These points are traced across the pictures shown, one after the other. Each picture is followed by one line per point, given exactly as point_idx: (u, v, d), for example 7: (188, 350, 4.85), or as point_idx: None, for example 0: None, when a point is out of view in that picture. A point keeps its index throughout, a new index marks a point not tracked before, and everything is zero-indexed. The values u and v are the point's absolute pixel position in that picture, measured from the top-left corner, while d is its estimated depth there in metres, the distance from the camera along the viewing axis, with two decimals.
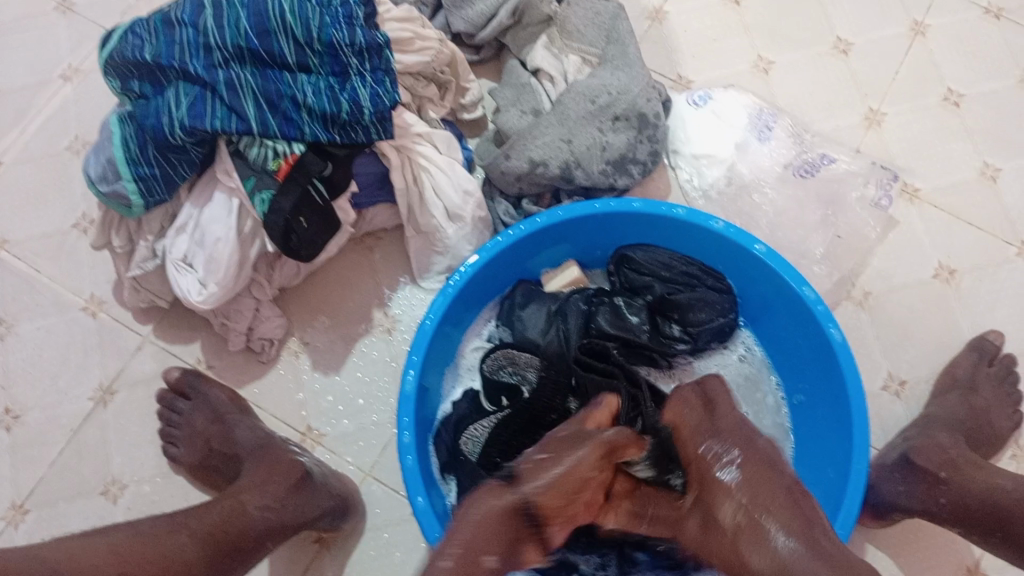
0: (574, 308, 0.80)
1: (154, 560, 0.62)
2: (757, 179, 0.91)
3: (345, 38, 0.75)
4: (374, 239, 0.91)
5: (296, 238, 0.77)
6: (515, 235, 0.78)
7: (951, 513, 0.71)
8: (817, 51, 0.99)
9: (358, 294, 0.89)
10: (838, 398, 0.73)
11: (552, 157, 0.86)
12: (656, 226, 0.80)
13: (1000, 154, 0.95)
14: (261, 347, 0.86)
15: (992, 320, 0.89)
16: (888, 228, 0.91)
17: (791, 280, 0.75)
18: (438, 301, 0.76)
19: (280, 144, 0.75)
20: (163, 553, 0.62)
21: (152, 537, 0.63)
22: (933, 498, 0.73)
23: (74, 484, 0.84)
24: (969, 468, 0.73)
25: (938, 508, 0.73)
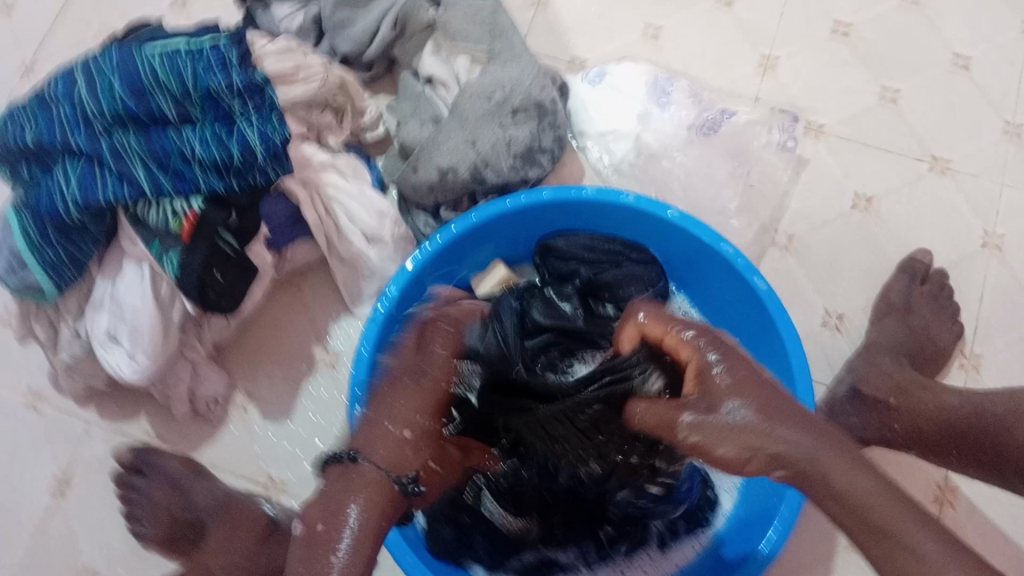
0: (506, 305, 0.80)
1: None
2: (664, 147, 0.92)
3: (220, 83, 0.73)
4: (302, 277, 0.90)
5: (211, 295, 0.76)
6: (434, 247, 0.77)
7: (909, 437, 0.74)
8: (703, 7, 0.99)
9: (296, 334, 0.89)
10: (775, 346, 0.74)
11: (456, 163, 0.86)
12: (572, 210, 0.81)
13: (897, 75, 0.96)
14: (207, 408, 0.85)
15: (917, 239, 0.90)
16: (801, 169, 0.92)
17: (709, 238, 0.76)
18: (370, 328, 0.75)
19: (178, 202, 0.74)
20: None
21: None
22: (887, 425, 0.75)
23: None
24: (915, 390, 0.75)
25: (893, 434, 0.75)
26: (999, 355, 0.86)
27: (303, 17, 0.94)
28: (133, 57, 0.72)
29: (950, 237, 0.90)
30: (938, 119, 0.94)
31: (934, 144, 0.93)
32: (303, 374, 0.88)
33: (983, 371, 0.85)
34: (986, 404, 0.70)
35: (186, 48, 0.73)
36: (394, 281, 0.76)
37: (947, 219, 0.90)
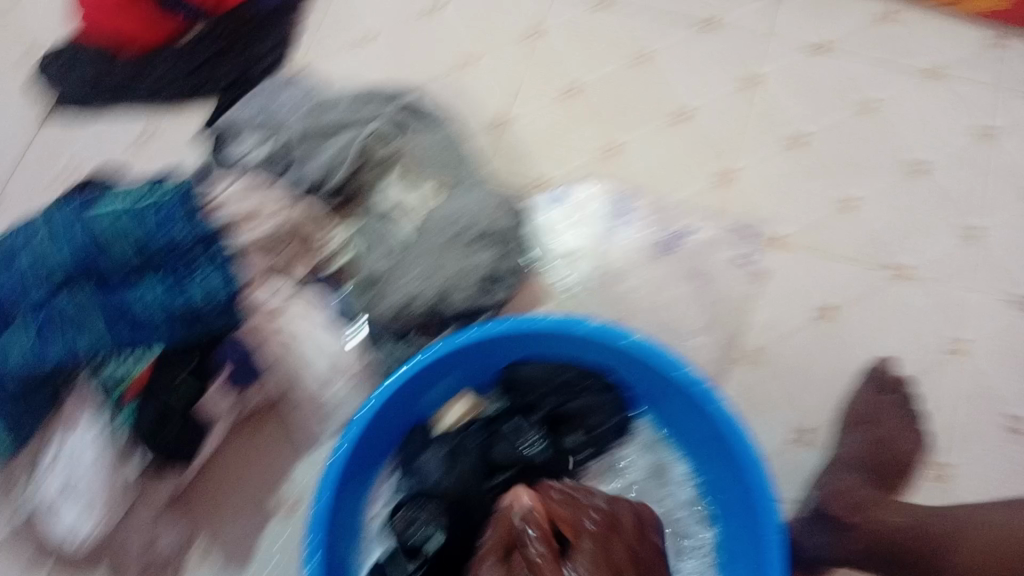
0: (467, 442, 0.80)
1: None
2: (629, 267, 0.91)
3: (176, 238, 0.81)
4: (262, 414, 0.90)
5: (166, 445, 0.81)
6: (394, 383, 0.76)
7: (866, 557, 0.73)
8: (659, 123, 1.02)
9: (262, 471, 0.87)
10: (741, 475, 0.72)
11: (417, 293, 0.84)
12: (533, 340, 0.80)
13: (855, 184, 0.98)
14: (168, 549, 0.83)
15: (882, 349, 0.90)
16: (762, 281, 0.93)
17: (670, 365, 0.75)
18: (327, 472, 0.72)
19: (133, 353, 0.79)
20: None
21: None
22: (845, 544, 0.74)
23: None
24: (872, 507, 0.74)
25: (861, 555, 0.73)
26: (975, 466, 0.84)
27: (266, 150, 0.94)
28: (93, 218, 0.80)
29: (917, 345, 0.90)
30: (896, 225, 0.95)
31: (896, 250, 0.94)
32: (266, 509, 0.86)
33: (960, 486, 0.83)
34: (929, 525, 0.71)
35: (144, 206, 0.82)
36: (351, 425, 0.74)
37: (910, 330, 0.90)
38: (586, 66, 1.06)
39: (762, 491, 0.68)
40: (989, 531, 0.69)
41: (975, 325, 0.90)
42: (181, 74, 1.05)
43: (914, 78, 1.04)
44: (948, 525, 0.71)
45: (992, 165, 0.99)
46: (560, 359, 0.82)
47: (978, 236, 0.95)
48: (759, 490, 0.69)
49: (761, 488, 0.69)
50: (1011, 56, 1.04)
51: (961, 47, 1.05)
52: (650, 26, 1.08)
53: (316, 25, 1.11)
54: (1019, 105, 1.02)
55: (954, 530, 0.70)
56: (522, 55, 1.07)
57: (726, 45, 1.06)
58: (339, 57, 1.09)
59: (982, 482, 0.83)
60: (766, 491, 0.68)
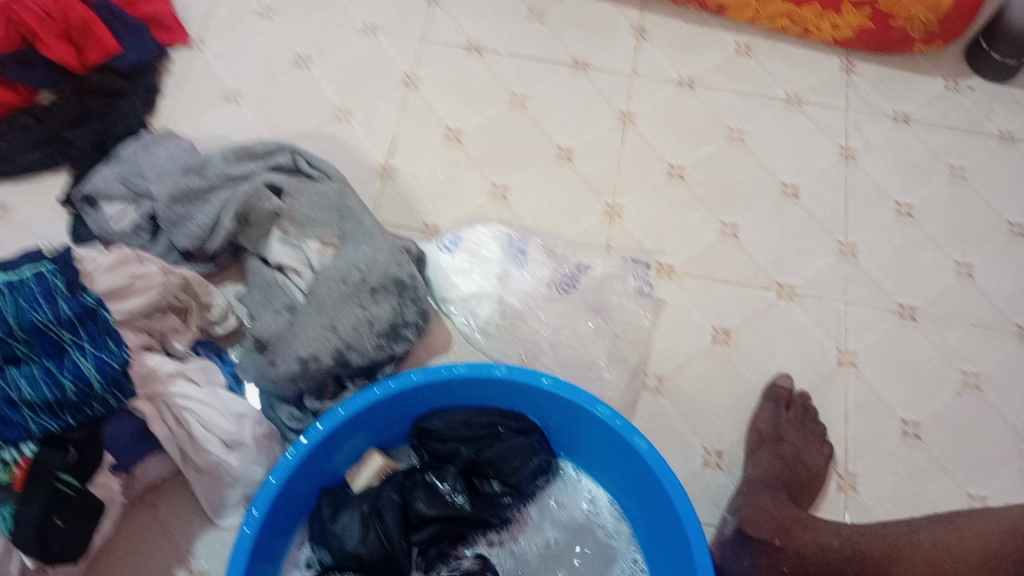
0: (386, 500, 0.76)
1: None
2: (528, 307, 0.91)
3: (49, 317, 0.70)
4: (157, 491, 0.84)
5: (54, 546, 0.68)
6: (300, 450, 0.73)
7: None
8: (544, 163, 1.03)
9: (157, 555, 0.81)
10: (662, 502, 0.74)
11: (315, 351, 0.83)
12: (443, 388, 0.78)
13: (733, 211, 1.01)
14: None
15: (777, 364, 0.92)
16: (658, 310, 0.94)
17: (586, 401, 0.76)
18: (237, 552, 0.69)
19: (6, 451, 0.69)
20: None
21: None
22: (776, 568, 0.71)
23: None
24: (796, 528, 0.73)
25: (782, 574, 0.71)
26: (872, 470, 0.87)
27: (136, 215, 0.92)
28: None
29: (808, 360, 0.93)
30: (778, 244, 1.00)
31: (777, 271, 0.98)
32: None
33: (860, 490, 0.86)
34: (864, 544, 0.71)
35: (8, 282, 0.71)
36: (258, 498, 0.70)
37: (801, 343, 0.94)
38: (464, 111, 1.06)
39: (686, 512, 0.70)
40: (929, 549, 0.70)
41: (858, 334, 0.95)
42: (37, 141, 0.98)
43: (780, 106, 1.09)
44: (883, 545, 0.71)
45: (855, 183, 1.05)
46: (473, 405, 0.81)
47: (851, 253, 1.00)
48: (683, 513, 0.70)
49: (685, 509, 0.70)
50: (858, 82, 1.12)
51: (813, 77, 1.12)
52: (523, 70, 1.09)
53: (183, 85, 1.07)
54: (870, 126, 1.09)
55: (889, 551, 0.70)
56: (401, 103, 1.07)
57: (597, 85, 1.09)
58: (211, 113, 1.05)
59: (881, 485, 0.87)
60: (690, 513, 0.70)
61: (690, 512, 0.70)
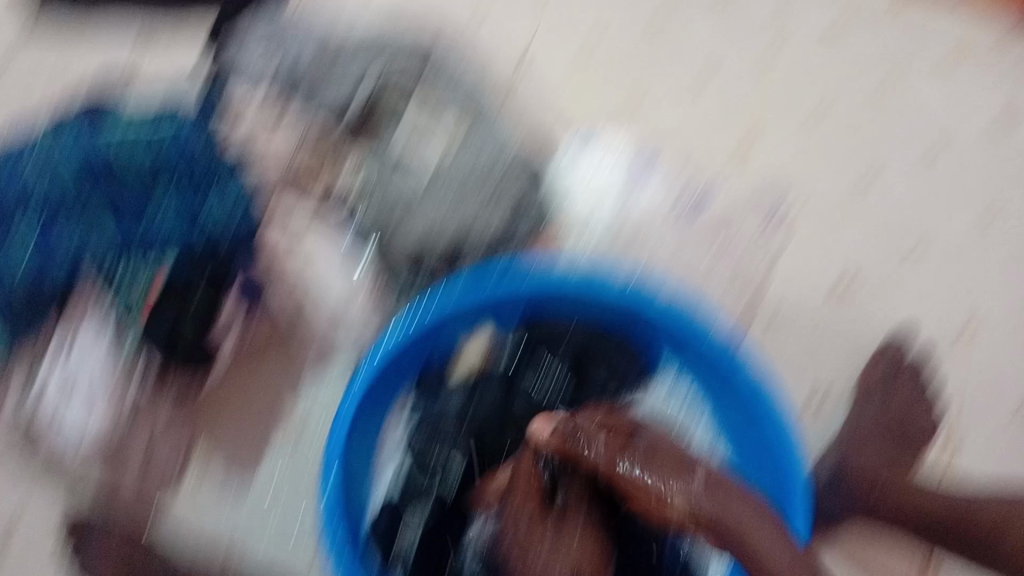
0: (490, 383, 0.74)
1: None
2: (645, 221, 0.87)
3: (189, 155, 0.76)
4: (253, 334, 0.81)
5: (177, 354, 0.74)
6: (418, 321, 0.69)
7: (890, 516, 0.74)
8: (682, 70, 0.94)
9: (236, 405, 0.78)
10: (762, 445, 0.69)
11: (431, 226, 0.77)
12: (556, 300, 0.73)
13: (884, 151, 0.92)
14: (128, 481, 0.74)
15: (900, 319, 0.86)
16: (783, 242, 0.87)
17: (698, 333, 0.71)
18: (347, 401, 0.65)
19: (142, 270, 0.73)
20: None
21: None
22: (868, 503, 0.75)
23: None
24: (892, 485, 0.74)
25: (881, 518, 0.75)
26: (980, 443, 0.82)
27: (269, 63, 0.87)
28: (106, 129, 0.75)
29: (934, 320, 0.86)
30: (922, 193, 0.90)
31: (921, 223, 0.89)
32: (239, 446, 0.79)
33: (963, 460, 0.82)
34: (982, 507, 0.70)
35: (154, 121, 0.76)
36: (373, 359, 0.67)
37: (929, 300, 0.87)
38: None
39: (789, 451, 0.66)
40: None
41: (991, 300, 0.87)
42: None
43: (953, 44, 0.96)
44: (993, 517, 0.69)
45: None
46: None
47: (998, 213, 0.90)
48: (786, 452, 0.66)
49: (788, 448, 0.66)
50: None
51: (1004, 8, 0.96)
52: None
53: None
54: None
55: (1005, 515, 0.69)
56: None
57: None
58: None
59: (987, 460, 0.82)
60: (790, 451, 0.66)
61: (793, 454, 0.66)
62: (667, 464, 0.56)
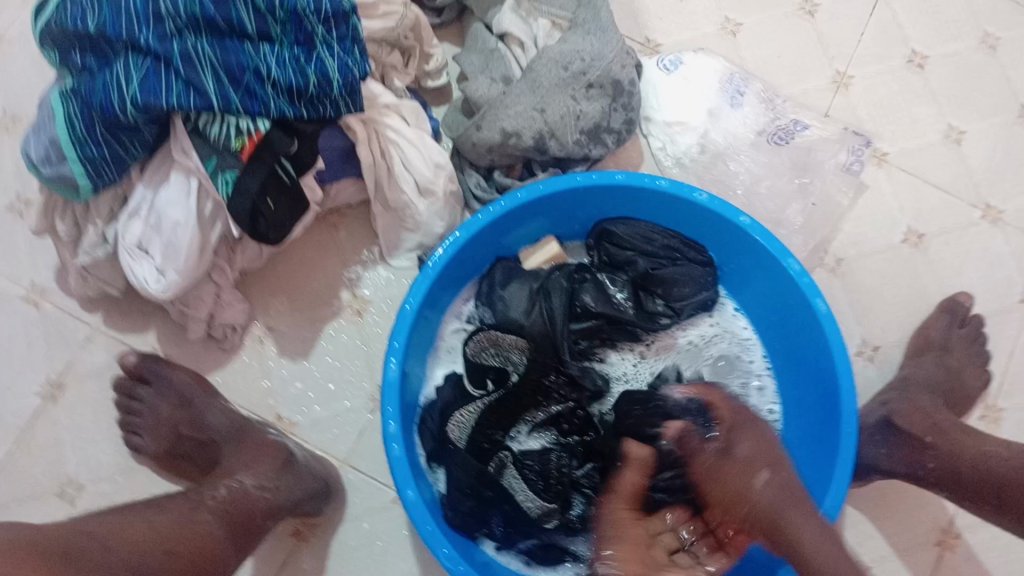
0: (558, 285, 0.78)
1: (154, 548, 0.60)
2: (731, 147, 0.90)
3: (310, 6, 0.70)
4: (339, 215, 0.89)
5: (263, 222, 0.74)
6: (491, 214, 0.75)
7: (935, 477, 0.70)
8: (785, 11, 0.96)
9: (322, 275, 0.87)
10: (821, 368, 0.74)
11: (520, 129, 0.83)
12: (639, 200, 0.78)
13: (966, 116, 0.95)
14: (223, 334, 0.84)
15: (959, 283, 0.90)
16: (858, 194, 0.91)
17: (777, 254, 0.74)
18: (419, 281, 0.74)
19: (243, 121, 0.70)
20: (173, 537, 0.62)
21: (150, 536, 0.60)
22: (919, 461, 0.71)
23: (36, 481, 0.82)
24: (956, 432, 0.71)
25: (926, 473, 0.71)
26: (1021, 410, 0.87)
27: None
28: None
29: (992, 287, 0.90)
30: (1000, 164, 0.93)
31: (991, 192, 0.93)
32: (322, 314, 0.86)
33: (1001, 423, 0.86)
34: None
35: None
36: (444, 248, 0.74)
37: (991, 266, 0.91)
38: None
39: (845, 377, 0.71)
40: None
41: None
42: None
43: None
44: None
45: None
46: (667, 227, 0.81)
47: None
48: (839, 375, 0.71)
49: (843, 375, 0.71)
50: None
51: None
52: None
53: None
54: None
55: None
56: None
57: None
58: None
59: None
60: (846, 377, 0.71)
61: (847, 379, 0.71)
62: (735, 475, 0.62)
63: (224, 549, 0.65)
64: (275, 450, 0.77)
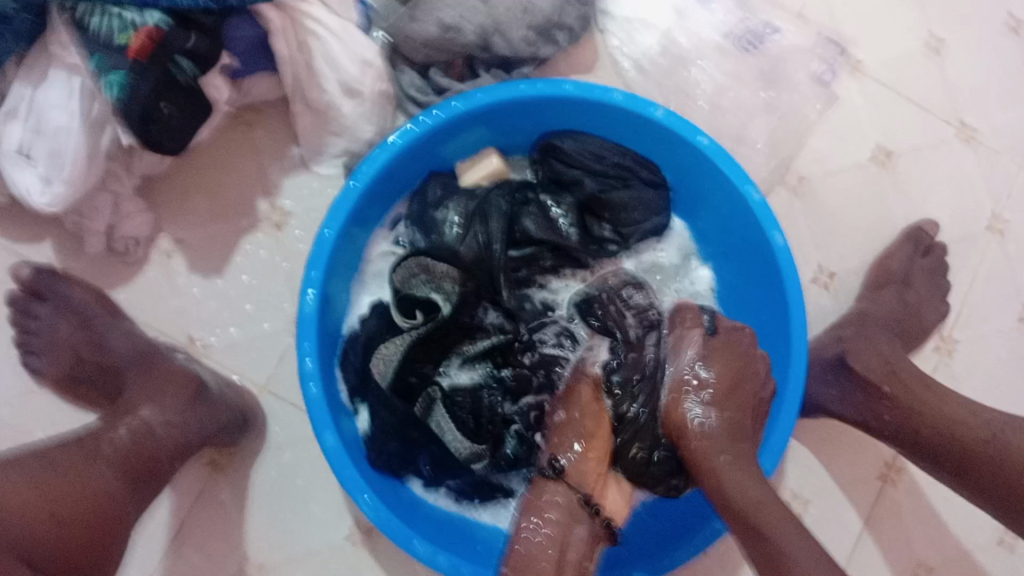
0: (496, 205, 0.72)
1: (78, 501, 0.60)
2: (696, 51, 0.82)
3: None
4: (255, 113, 0.79)
5: (157, 130, 0.63)
6: (425, 124, 0.67)
7: (891, 429, 0.69)
8: None
9: (236, 182, 0.79)
10: (775, 303, 0.69)
11: (461, 23, 0.74)
12: (589, 112, 0.71)
13: (949, 21, 0.87)
14: (126, 248, 0.76)
15: (925, 208, 0.85)
16: (828, 105, 0.84)
17: (736, 179, 0.68)
18: (340, 200, 0.66)
19: (129, 12, 0.60)
20: (88, 493, 0.61)
21: (68, 470, 0.61)
22: (874, 410, 0.70)
23: None
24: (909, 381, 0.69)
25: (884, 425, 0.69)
26: (974, 343, 0.84)
27: None
28: None
29: (959, 213, 0.85)
30: (979, 79, 0.86)
31: (966, 108, 0.86)
32: (236, 225, 0.78)
33: (952, 356, 0.83)
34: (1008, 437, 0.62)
35: None
36: (369, 161, 0.66)
37: (959, 191, 0.85)
38: None
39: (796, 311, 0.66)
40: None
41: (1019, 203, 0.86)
42: None
43: None
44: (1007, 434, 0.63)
45: None
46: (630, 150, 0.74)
47: None
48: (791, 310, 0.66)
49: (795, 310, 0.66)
50: None
51: None
52: None
53: None
54: None
55: None
56: None
57: None
58: None
59: (976, 360, 0.84)
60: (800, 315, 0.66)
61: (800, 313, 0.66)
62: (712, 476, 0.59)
63: (124, 501, 0.63)
64: (183, 380, 0.71)
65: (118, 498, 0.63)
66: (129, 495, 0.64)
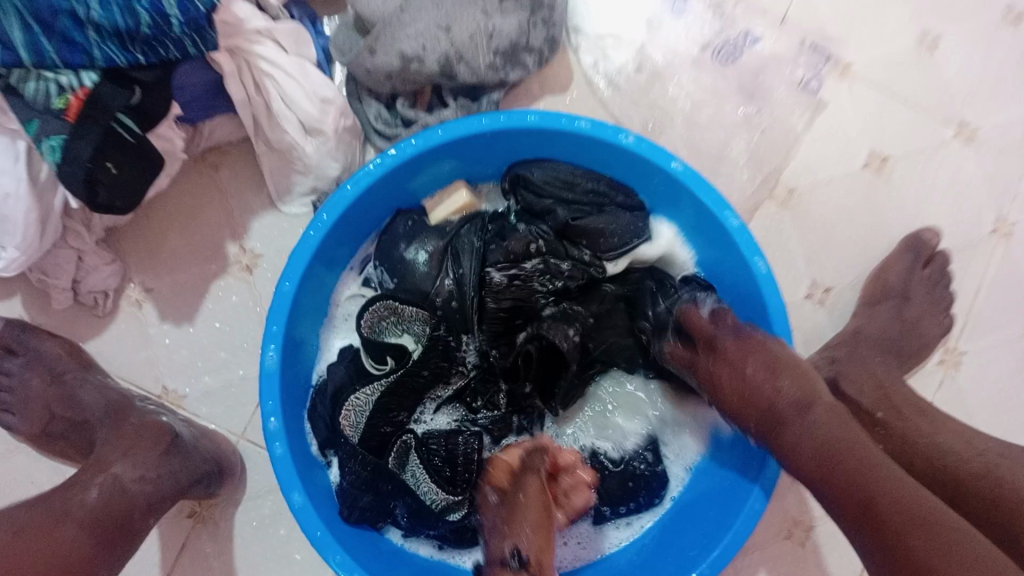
0: (464, 241, 0.69)
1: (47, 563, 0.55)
2: (670, 66, 0.79)
3: None
4: (219, 153, 0.77)
5: (111, 189, 0.63)
6: (385, 164, 0.65)
7: None
8: None
9: (204, 227, 0.77)
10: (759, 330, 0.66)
11: (423, 51, 0.70)
12: (558, 140, 0.67)
13: (943, 15, 0.82)
14: (94, 300, 0.74)
15: (923, 215, 0.81)
16: (816, 113, 0.79)
17: (712, 205, 0.64)
18: (298, 250, 0.63)
19: (62, 74, 0.58)
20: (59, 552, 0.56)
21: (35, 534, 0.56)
22: (867, 438, 0.66)
23: None
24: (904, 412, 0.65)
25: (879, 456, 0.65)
26: (981, 353, 0.80)
27: None
28: None
29: (959, 219, 0.81)
30: (978, 76, 0.82)
31: (965, 107, 0.81)
32: (206, 270, 0.76)
33: (959, 369, 0.80)
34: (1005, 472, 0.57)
35: None
36: (329, 205, 0.63)
37: (959, 196, 0.81)
38: None
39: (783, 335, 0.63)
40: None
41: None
42: None
43: None
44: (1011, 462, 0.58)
45: None
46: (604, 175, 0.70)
47: None
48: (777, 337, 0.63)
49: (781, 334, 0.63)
50: None
51: None
52: None
53: None
54: None
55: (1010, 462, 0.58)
56: None
57: None
58: None
59: (983, 373, 0.80)
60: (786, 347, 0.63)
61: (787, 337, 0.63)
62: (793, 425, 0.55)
63: (97, 561, 0.58)
64: (157, 431, 0.67)
65: (92, 560, 0.58)
66: (102, 556, 0.58)
